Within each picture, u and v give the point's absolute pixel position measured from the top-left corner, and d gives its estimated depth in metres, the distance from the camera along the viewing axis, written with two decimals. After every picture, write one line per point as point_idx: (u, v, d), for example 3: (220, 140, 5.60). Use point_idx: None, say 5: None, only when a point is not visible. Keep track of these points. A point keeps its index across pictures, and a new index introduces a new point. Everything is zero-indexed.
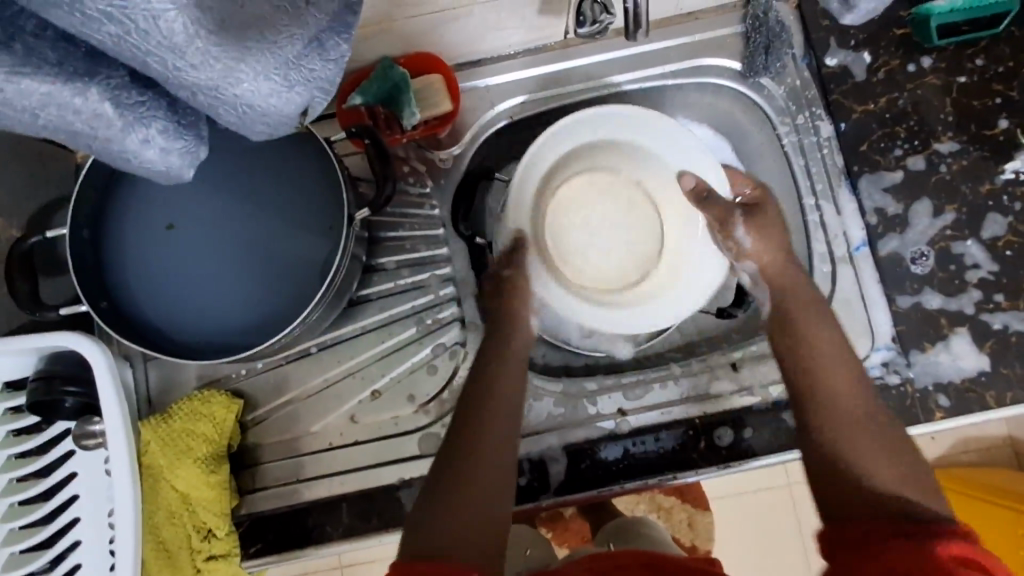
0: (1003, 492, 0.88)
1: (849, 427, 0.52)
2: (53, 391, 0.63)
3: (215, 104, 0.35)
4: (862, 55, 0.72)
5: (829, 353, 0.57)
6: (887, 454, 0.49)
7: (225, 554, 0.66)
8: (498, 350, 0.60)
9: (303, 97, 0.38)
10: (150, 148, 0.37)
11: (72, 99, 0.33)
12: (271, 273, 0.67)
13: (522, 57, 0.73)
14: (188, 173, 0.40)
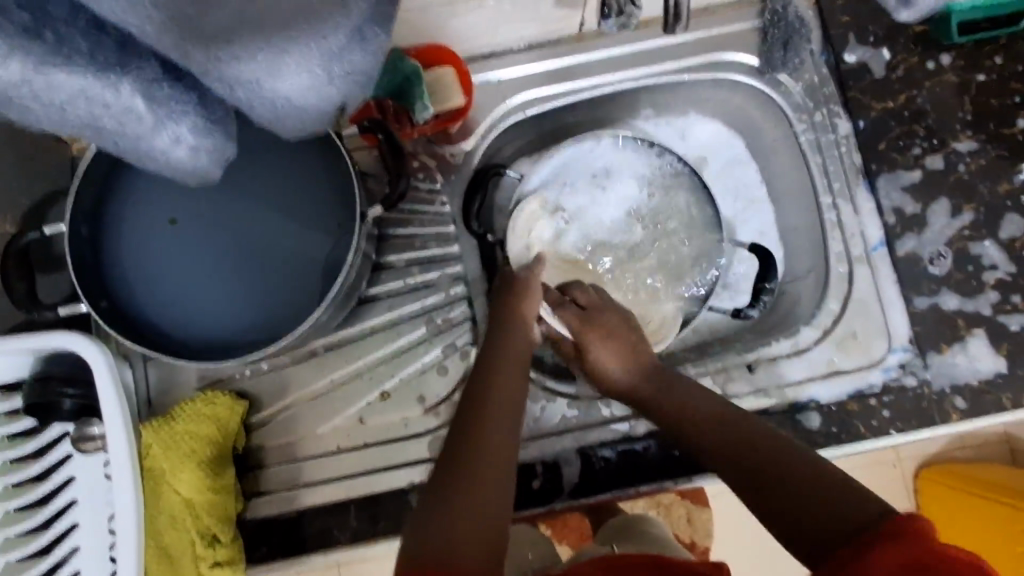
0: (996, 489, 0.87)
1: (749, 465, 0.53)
2: (49, 393, 0.61)
3: (251, 99, 0.34)
4: (881, 51, 0.71)
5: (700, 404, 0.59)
6: (803, 469, 0.50)
7: (230, 561, 0.63)
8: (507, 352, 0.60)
9: (341, 93, 0.36)
10: (179, 146, 0.35)
11: (102, 93, 0.31)
12: (277, 272, 0.65)
13: (535, 50, 0.72)
14: (215, 170, 0.39)
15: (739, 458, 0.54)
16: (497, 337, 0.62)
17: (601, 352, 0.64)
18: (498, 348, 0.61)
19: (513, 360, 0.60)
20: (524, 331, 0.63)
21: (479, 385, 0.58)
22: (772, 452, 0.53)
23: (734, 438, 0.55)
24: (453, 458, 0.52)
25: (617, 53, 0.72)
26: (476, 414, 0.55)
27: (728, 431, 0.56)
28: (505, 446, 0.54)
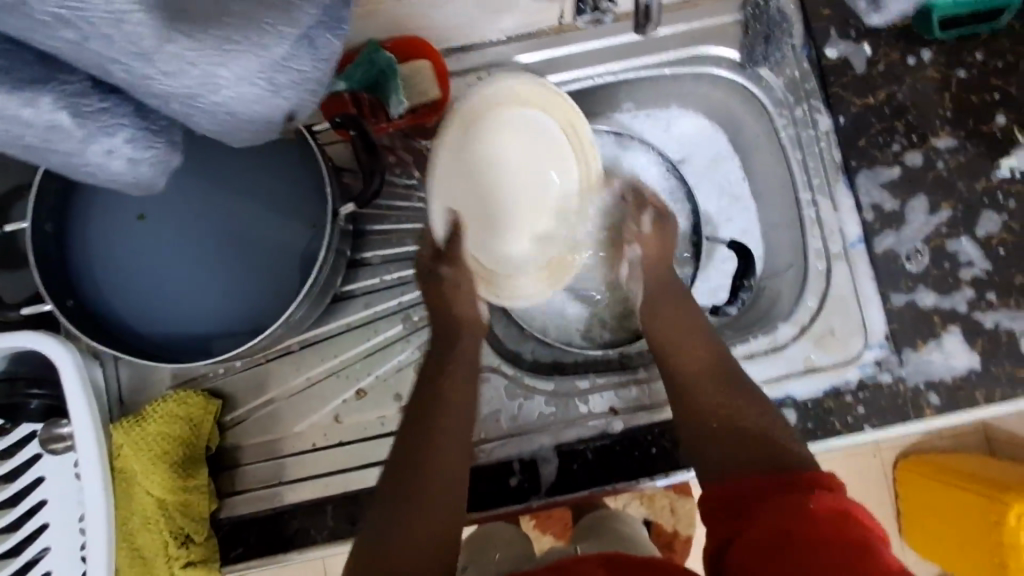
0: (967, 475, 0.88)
1: (718, 405, 0.60)
2: (15, 393, 0.62)
3: (191, 112, 0.35)
4: (862, 47, 0.71)
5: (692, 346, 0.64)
6: (759, 420, 0.58)
7: (204, 560, 0.63)
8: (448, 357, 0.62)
9: (290, 100, 0.38)
10: (116, 159, 0.36)
11: (20, 110, 0.32)
12: (248, 267, 0.63)
13: (514, 42, 0.70)
14: (157, 177, 0.40)
15: (714, 400, 0.60)
16: (448, 336, 0.63)
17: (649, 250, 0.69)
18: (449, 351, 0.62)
19: (461, 365, 0.61)
20: (473, 330, 0.64)
21: (429, 392, 0.60)
22: (741, 398, 0.60)
23: (716, 383, 0.61)
24: (408, 465, 0.55)
25: (598, 47, 0.71)
26: (427, 423, 0.58)
27: (712, 375, 0.62)
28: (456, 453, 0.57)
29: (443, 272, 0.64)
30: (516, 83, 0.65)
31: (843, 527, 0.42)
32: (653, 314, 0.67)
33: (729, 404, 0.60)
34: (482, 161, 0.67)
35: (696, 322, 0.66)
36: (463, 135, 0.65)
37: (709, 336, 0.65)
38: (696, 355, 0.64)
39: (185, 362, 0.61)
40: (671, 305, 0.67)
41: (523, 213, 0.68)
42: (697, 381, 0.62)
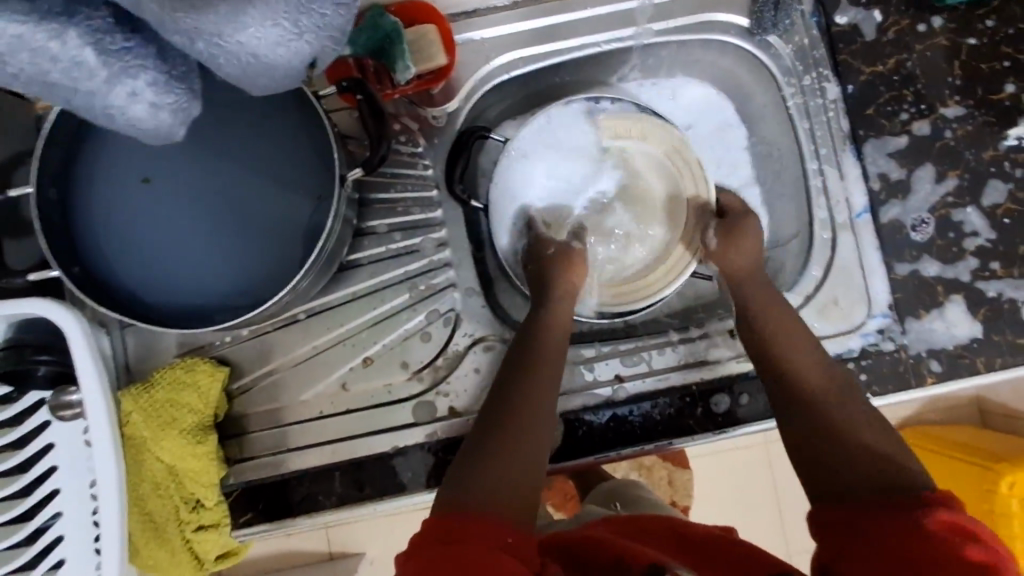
0: (966, 447, 0.92)
1: (833, 420, 0.55)
2: (23, 360, 0.63)
3: (216, 53, 0.35)
4: (873, 13, 0.70)
5: (796, 359, 0.60)
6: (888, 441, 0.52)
7: (215, 524, 0.64)
8: (539, 326, 0.62)
9: (313, 47, 0.38)
10: (139, 103, 0.36)
11: (47, 44, 0.33)
12: (254, 236, 0.63)
13: (519, 7, 0.70)
14: (179, 131, 0.39)
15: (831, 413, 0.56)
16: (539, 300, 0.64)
17: (728, 250, 0.67)
18: (542, 330, 0.61)
19: (551, 339, 0.61)
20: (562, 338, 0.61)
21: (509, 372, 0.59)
22: (862, 426, 0.54)
23: (830, 405, 0.56)
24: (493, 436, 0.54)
25: (602, 14, 0.70)
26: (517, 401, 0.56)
27: (822, 386, 0.58)
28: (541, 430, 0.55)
29: (549, 252, 0.66)
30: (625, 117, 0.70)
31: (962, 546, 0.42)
32: (751, 323, 0.64)
33: (853, 420, 0.54)
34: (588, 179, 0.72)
35: (805, 336, 0.62)
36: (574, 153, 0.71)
37: (820, 353, 0.61)
38: (803, 367, 0.59)
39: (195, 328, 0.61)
40: (772, 314, 0.63)
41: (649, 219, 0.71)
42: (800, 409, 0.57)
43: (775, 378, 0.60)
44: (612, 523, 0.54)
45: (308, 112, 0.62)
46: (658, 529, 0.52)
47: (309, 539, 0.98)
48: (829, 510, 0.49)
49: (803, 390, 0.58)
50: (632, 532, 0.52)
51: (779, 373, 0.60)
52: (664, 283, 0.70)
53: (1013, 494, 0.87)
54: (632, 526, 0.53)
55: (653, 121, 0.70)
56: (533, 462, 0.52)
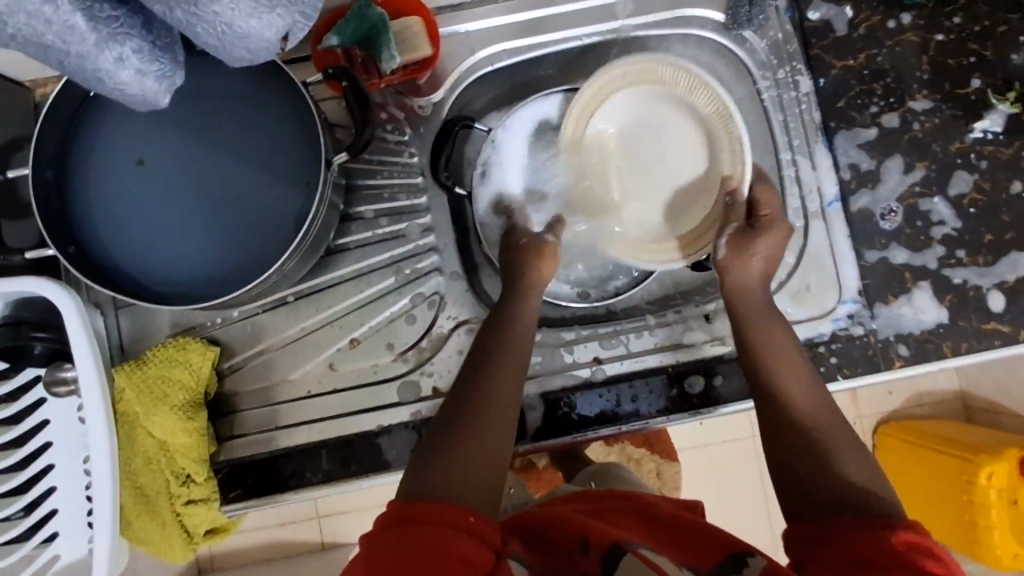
0: (947, 440, 0.95)
1: (822, 442, 0.52)
2: (20, 336, 0.64)
3: (192, 22, 0.36)
4: (844, 10, 0.73)
5: (788, 376, 0.57)
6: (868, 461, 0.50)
7: (205, 499, 0.66)
8: (506, 334, 0.62)
9: (285, 20, 0.39)
10: (125, 69, 0.37)
11: (40, 7, 0.33)
12: (243, 221, 0.65)
13: (503, 2, 0.72)
14: (163, 96, 0.41)
15: (817, 437, 0.52)
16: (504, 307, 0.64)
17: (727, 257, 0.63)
18: (506, 342, 0.61)
19: (515, 352, 0.60)
20: (523, 346, 0.61)
21: (473, 385, 0.58)
22: (848, 447, 0.51)
23: (819, 425, 0.53)
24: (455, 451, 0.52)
25: (582, 10, 0.73)
26: (478, 407, 0.56)
27: (810, 405, 0.55)
28: (500, 443, 0.54)
29: (523, 242, 0.68)
30: (667, 65, 0.68)
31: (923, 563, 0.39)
32: (743, 335, 0.61)
33: (840, 447, 0.51)
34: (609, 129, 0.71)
35: (798, 355, 0.58)
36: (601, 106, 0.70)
37: (813, 377, 0.57)
38: (792, 388, 0.56)
39: (180, 306, 0.63)
40: (766, 332, 0.60)
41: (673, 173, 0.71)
42: (793, 429, 0.53)
43: (763, 398, 0.56)
44: (579, 502, 0.57)
45: (296, 100, 0.64)
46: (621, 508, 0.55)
47: (301, 529, 1.00)
48: (809, 524, 0.46)
49: (794, 403, 0.55)
50: (596, 510, 0.55)
51: (767, 392, 0.56)
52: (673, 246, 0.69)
53: (992, 485, 0.90)
54: (601, 500, 0.57)
55: (695, 80, 0.67)
56: (491, 473, 0.52)
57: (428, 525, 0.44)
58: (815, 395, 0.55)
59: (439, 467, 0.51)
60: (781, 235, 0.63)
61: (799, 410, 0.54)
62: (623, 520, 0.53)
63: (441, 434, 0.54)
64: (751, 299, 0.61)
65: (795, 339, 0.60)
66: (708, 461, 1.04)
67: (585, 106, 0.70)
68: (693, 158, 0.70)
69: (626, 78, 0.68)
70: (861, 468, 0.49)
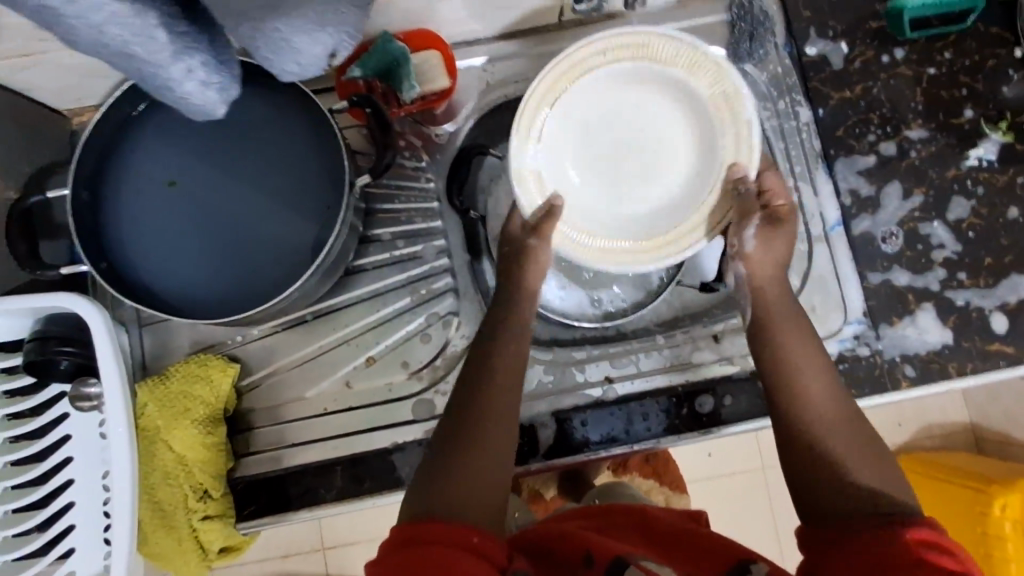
0: (955, 471, 0.95)
1: (843, 445, 0.51)
2: (47, 351, 0.63)
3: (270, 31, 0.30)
4: (840, 45, 0.77)
5: (811, 372, 0.55)
6: (885, 467, 0.50)
7: (220, 515, 0.67)
8: (513, 336, 0.61)
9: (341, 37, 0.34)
10: (191, 82, 0.30)
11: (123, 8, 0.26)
12: (265, 240, 0.68)
13: (515, 38, 0.76)
14: (217, 107, 0.32)
15: (833, 444, 0.51)
16: (504, 312, 0.63)
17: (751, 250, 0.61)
18: (507, 343, 0.60)
19: (512, 350, 0.60)
20: (520, 347, 0.60)
21: (474, 390, 0.57)
22: (867, 450, 0.51)
23: (841, 427, 0.52)
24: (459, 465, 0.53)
25: None
26: (480, 414, 0.55)
27: (831, 409, 0.53)
28: (503, 448, 0.55)
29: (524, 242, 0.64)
30: (661, 38, 0.63)
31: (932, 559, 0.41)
32: (764, 331, 0.58)
33: (858, 458, 0.50)
34: (573, 110, 0.67)
35: (817, 354, 0.56)
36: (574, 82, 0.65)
37: (834, 374, 0.55)
38: (812, 390, 0.54)
39: (198, 318, 0.65)
40: (789, 331, 0.57)
41: (648, 163, 0.67)
42: (816, 428, 0.52)
43: (784, 399, 0.54)
44: (583, 518, 0.57)
45: (319, 127, 0.68)
46: (624, 521, 0.55)
47: (306, 560, 0.99)
48: (823, 529, 0.47)
49: (817, 403, 0.53)
50: (600, 526, 0.55)
51: (789, 394, 0.54)
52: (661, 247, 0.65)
53: (1006, 516, 0.89)
54: (607, 516, 0.56)
55: (699, 58, 0.63)
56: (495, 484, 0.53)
57: (432, 546, 0.45)
58: (836, 395, 0.54)
59: (450, 482, 0.51)
60: (790, 234, 0.62)
61: (822, 409, 0.53)
62: (629, 535, 0.53)
63: (445, 447, 0.54)
64: (773, 301, 0.60)
65: (815, 340, 0.57)
66: (715, 489, 1.03)
67: (550, 88, 0.65)
68: (675, 148, 0.67)
69: (603, 56, 0.64)
70: (873, 474, 0.49)
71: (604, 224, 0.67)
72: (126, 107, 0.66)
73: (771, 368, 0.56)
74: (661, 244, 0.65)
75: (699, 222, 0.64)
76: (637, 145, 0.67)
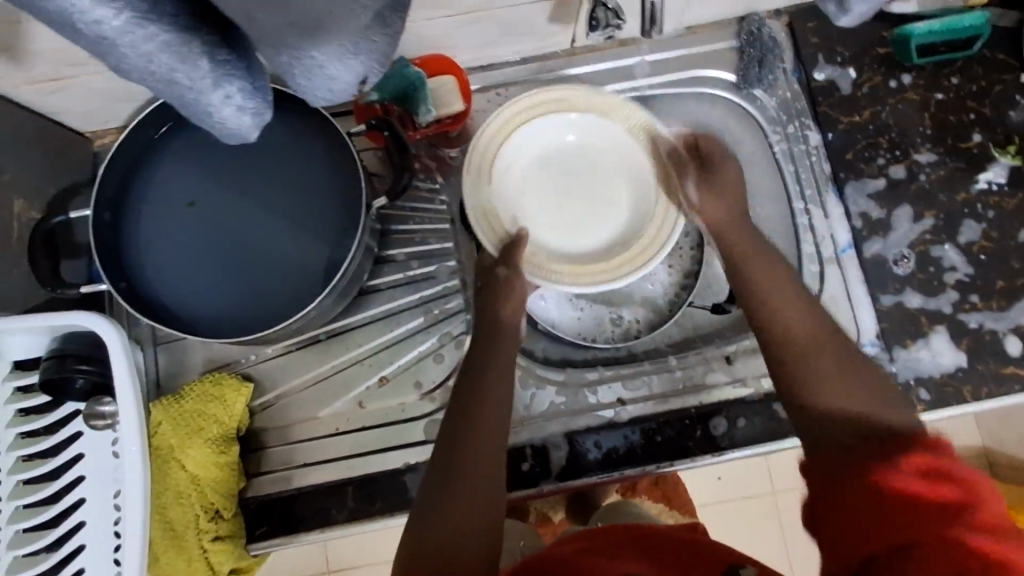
0: None
1: (820, 364, 0.52)
2: (65, 369, 0.64)
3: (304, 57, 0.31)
4: (848, 71, 0.78)
5: (780, 299, 0.57)
6: (864, 378, 0.50)
7: (231, 535, 0.66)
8: (506, 345, 0.61)
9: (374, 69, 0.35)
10: (226, 105, 0.31)
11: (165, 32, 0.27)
12: (280, 260, 0.69)
13: (528, 63, 0.78)
14: (250, 131, 0.33)
15: (815, 371, 0.51)
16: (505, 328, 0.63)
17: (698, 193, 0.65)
18: (499, 343, 0.61)
19: (496, 351, 0.60)
20: (508, 348, 0.61)
21: (467, 399, 0.57)
22: (846, 364, 0.51)
23: (814, 346, 0.53)
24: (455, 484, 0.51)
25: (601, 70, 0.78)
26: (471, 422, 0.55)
27: (814, 342, 0.53)
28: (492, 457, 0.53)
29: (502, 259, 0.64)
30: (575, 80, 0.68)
31: (933, 487, 0.39)
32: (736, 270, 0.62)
33: (836, 373, 0.51)
34: (512, 156, 0.69)
35: (784, 281, 0.59)
36: (505, 128, 0.68)
37: (803, 298, 0.57)
38: (793, 326, 0.55)
39: (213, 337, 0.66)
40: (768, 280, 0.59)
41: (591, 197, 0.70)
42: (788, 349, 0.54)
43: (768, 341, 0.55)
44: (582, 539, 0.54)
45: (336, 149, 0.69)
46: (625, 538, 0.52)
47: None
48: (821, 456, 0.47)
49: (788, 327, 0.55)
50: (602, 547, 0.51)
51: (762, 327, 0.57)
52: (620, 272, 0.66)
53: None
54: (608, 537, 0.53)
55: (612, 96, 0.68)
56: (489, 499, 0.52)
57: None
58: (808, 317, 0.56)
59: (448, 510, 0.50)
60: (736, 170, 0.66)
61: (790, 331, 0.55)
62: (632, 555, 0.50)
63: (437, 467, 0.53)
64: (743, 236, 0.63)
65: (783, 271, 0.60)
66: (726, 515, 1.02)
67: (494, 134, 0.67)
68: (610, 178, 0.69)
69: (531, 106, 0.68)
70: (853, 400, 0.49)
71: (565, 258, 0.67)
72: (149, 130, 0.67)
73: (748, 303, 0.59)
74: (625, 262, 0.65)
75: (660, 230, 0.66)
76: (577, 182, 0.70)
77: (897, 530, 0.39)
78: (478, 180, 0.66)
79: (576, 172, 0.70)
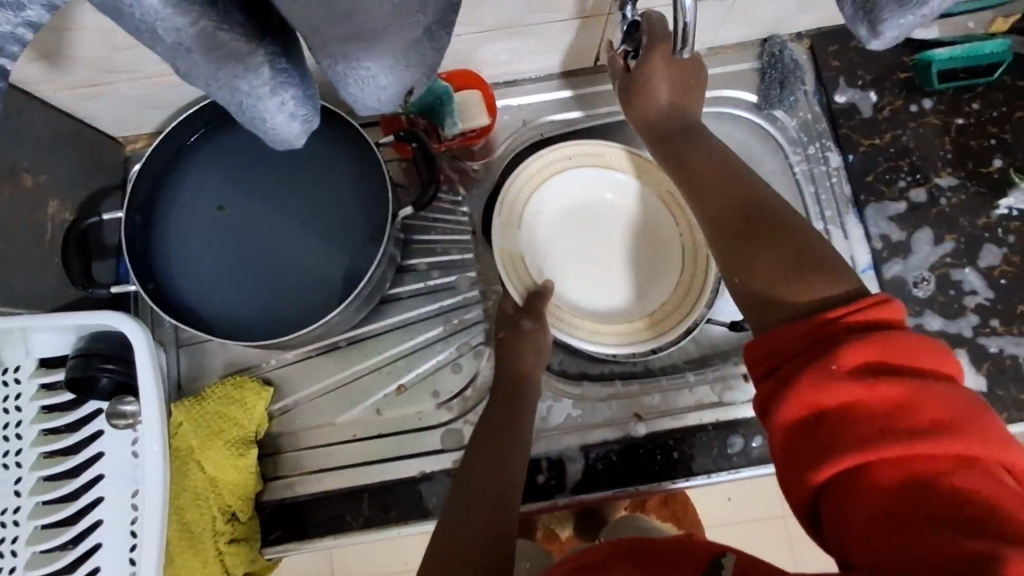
0: None
1: (754, 242, 0.50)
2: (90, 367, 0.65)
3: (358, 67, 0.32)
4: (869, 94, 0.79)
5: (719, 182, 0.56)
6: (795, 245, 0.49)
7: (246, 539, 0.66)
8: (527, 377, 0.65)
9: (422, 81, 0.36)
10: (279, 112, 0.32)
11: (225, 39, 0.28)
12: (304, 267, 0.70)
13: (553, 80, 0.79)
14: (298, 138, 0.34)
15: (752, 251, 0.50)
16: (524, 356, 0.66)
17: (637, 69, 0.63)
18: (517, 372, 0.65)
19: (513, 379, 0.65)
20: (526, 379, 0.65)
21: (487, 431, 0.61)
22: (775, 233, 0.50)
23: (748, 219, 0.52)
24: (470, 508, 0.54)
25: None
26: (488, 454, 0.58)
27: (751, 218, 0.52)
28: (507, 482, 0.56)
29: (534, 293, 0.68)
30: (608, 148, 0.75)
31: (874, 388, 0.37)
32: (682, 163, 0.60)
33: (766, 245, 0.50)
34: (544, 208, 0.74)
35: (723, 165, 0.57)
36: (541, 182, 0.74)
37: (741, 176, 0.56)
38: (726, 203, 0.54)
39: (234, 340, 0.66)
40: (715, 171, 0.57)
41: (618, 258, 0.75)
42: (727, 225, 0.53)
43: (710, 224, 0.54)
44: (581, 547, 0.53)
45: (363, 160, 0.70)
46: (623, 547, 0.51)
47: None
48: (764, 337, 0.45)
49: (724, 205, 0.54)
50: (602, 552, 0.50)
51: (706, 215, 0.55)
52: (636, 338, 0.71)
53: None
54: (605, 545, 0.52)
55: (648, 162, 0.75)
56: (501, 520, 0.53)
57: None
58: (742, 190, 0.54)
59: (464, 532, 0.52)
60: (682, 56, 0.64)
61: (724, 211, 0.54)
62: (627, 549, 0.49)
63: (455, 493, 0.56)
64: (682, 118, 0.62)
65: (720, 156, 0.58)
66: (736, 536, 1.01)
67: (526, 180, 0.73)
68: (632, 240, 0.76)
69: (568, 160, 0.74)
70: (780, 273, 0.48)
71: (586, 314, 0.72)
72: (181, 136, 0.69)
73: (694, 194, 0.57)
74: (643, 330, 0.71)
75: (679, 297, 0.72)
76: (602, 241, 0.75)
77: (857, 446, 0.36)
78: (507, 227, 0.71)
79: (602, 231, 0.76)
